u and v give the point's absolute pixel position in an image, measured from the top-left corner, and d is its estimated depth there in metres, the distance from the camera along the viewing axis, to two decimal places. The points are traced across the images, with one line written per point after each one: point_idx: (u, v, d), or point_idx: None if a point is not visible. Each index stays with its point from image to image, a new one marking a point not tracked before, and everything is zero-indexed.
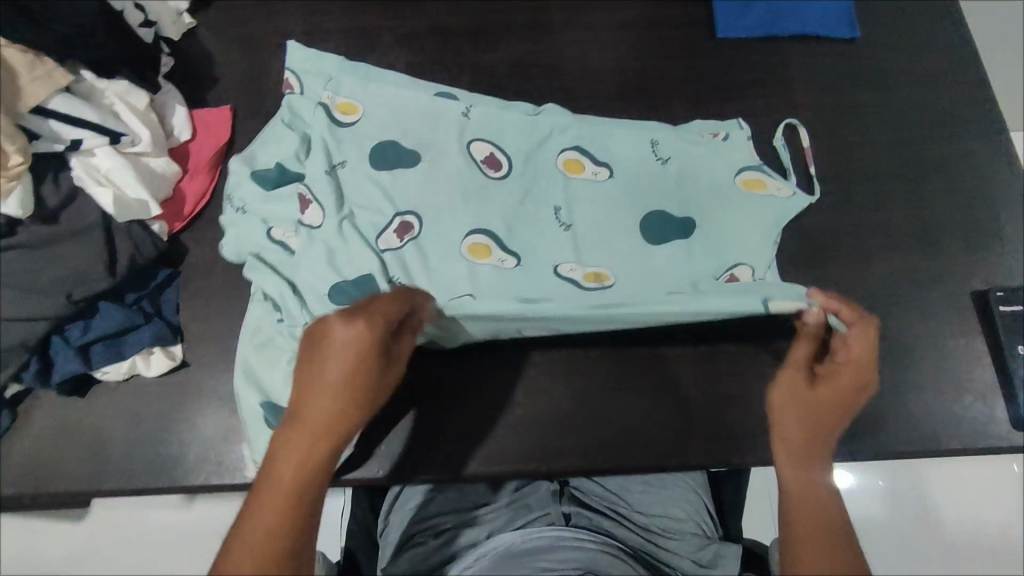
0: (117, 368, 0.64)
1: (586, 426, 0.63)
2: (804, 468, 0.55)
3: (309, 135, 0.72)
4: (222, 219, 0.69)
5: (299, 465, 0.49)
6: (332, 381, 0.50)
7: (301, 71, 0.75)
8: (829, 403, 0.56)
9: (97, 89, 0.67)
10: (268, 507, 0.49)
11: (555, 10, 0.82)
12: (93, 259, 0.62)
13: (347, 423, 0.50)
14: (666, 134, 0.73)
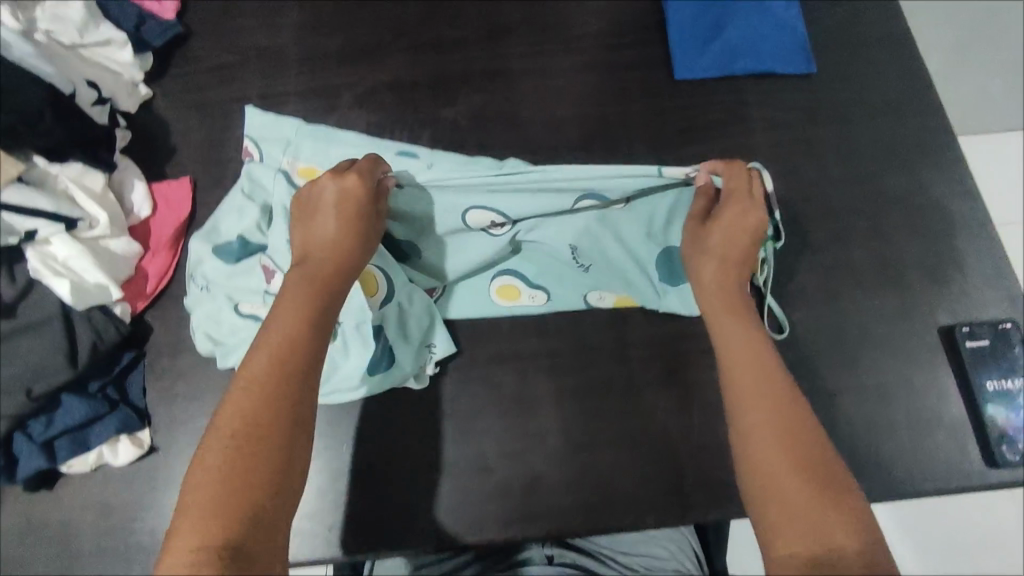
0: (83, 459, 0.63)
1: (562, 488, 0.63)
2: (719, 308, 0.59)
3: (269, 204, 0.69)
4: (188, 298, 0.68)
5: (303, 297, 0.52)
6: (325, 223, 0.55)
7: (261, 139, 0.75)
8: (723, 240, 0.61)
9: (50, 175, 0.66)
10: (274, 341, 0.50)
11: (513, 57, 0.81)
12: (52, 351, 0.61)
13: (342, 259, 0.55)
14: None
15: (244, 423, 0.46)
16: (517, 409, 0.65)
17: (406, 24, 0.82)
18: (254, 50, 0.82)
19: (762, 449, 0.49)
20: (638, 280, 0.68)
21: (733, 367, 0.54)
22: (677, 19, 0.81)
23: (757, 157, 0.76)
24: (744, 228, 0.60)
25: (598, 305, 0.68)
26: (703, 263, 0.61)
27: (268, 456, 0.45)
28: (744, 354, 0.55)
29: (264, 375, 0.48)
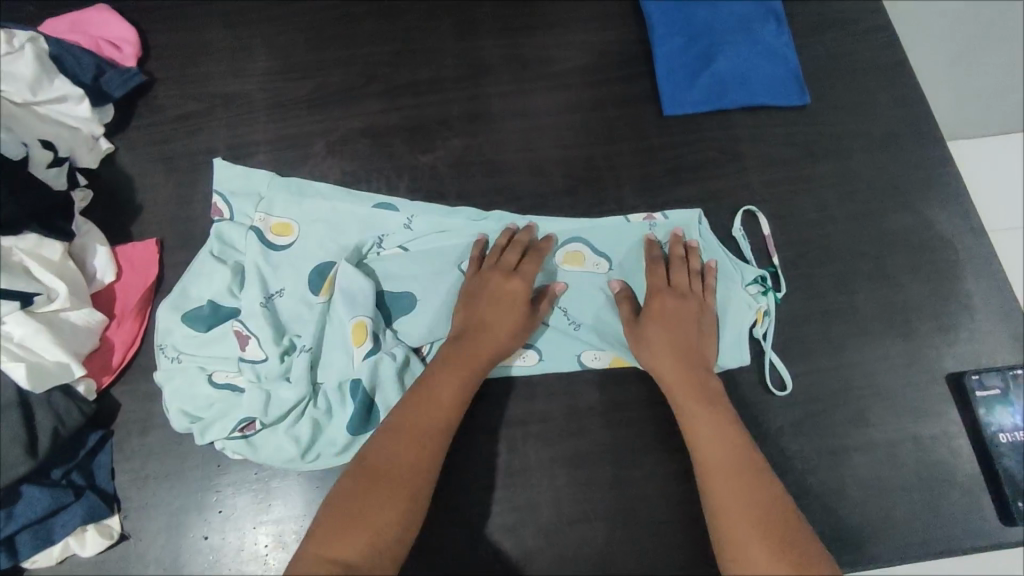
0: (48, 553, 0.59)
1: (557, 565, 0.59)
2: (683, 395, 0.60)
3: (240, 262, 0.68)
4: (157, 372, 0.64)
5: (462, 364, 0.61)
6: (492, 303, 0.65)
7: (234, 199, 0.72)
8: (661, 327, 0.64)
9: (3, 247, 0.62)
10: (428, 394, 0.59)
11: (493, 97, 0.77)
12: (10, 440, 0.57)
13: (498, 339, 0.63)
14: (623, 226, 0.71)
15: (393, 466, 0.54)
16: (508, 481, 0.62)
17: (380, 66, 0.78)
18: (221, 98, 0.78)
19: (744, 545, 0.50)
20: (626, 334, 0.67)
21: (708, 462, 0.56)
22: (663, 52, 0.78)
23: (752, 197, 0.72)
24: (676, 314, 0.64)
25: (594, 364, 0.66)
26: (651, 355, 0.63)
27: (400, 492, 0.52)
28: (719, 444, 0.56)
29: (415, 432, 0.56)
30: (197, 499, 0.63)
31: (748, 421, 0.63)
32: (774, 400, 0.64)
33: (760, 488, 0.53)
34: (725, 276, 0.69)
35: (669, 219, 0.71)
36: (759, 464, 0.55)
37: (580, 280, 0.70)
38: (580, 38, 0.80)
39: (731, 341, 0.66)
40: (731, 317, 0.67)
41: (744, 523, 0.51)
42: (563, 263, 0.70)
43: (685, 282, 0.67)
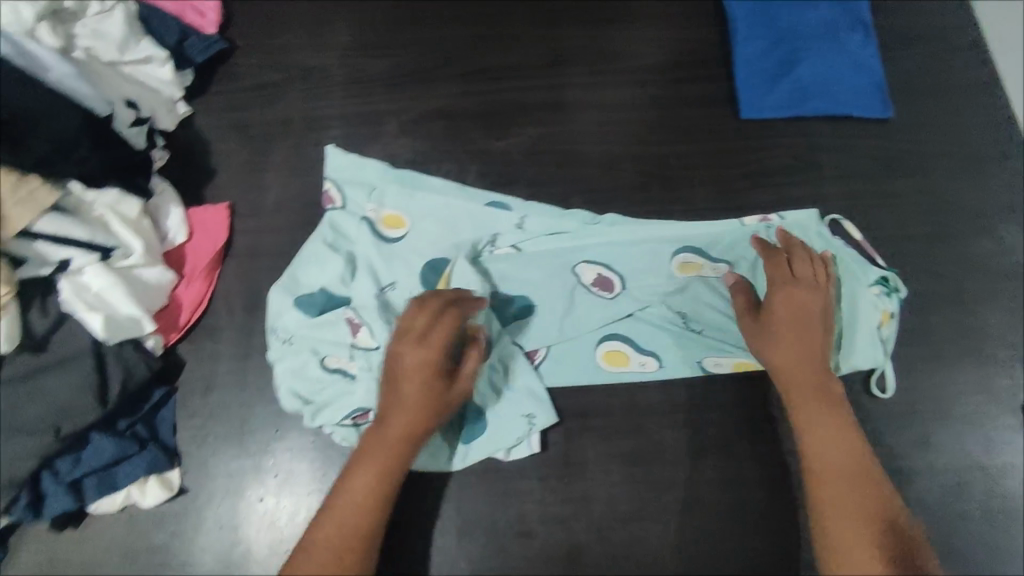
0: (112, 499, 0.61)
1: (608, 561, 0.60)
2: (801, 394, 0.59)
3: (354, 252, 0.68)
4: (270, 352, 0.66)
5: (388, 453, 0.55)
6: (412, 382, 0.56)
7: (345, 187, 0.72)
8: (784, 326, 0.61)
9: (85, 201, 0.63)
10: (353, 488, 0.54)
11: (569, 88, 0.77)
12: (82, 390, 0.58)
13: (417, 424, 0.56)
14: (755, 232, 0.68)
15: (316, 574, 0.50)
16: (564, 473, 0.62)
17: (458, 49, 0.78)
18: (298, 70, 0.78)
19: (850, 553, 0.50)
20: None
21: (822, 463, 0.56)
22: (744, 55, 0.76)
23: (827, 208, 0.71)
24: (800, 311, 0.61)
25: (715, 371, 0.64)
26: (772, 350, 0.60)
27: None
28: (834, 447, 0.56)
29: (337, 538, 0.52)
30: (256, 461, 0.64)
31: None
32: None
33: (873, 496, 0.53)
34: (851, 276, 0.66)
35: (794, 219, 0.70)
36: (873, 473, 0.55)
37: (705, 289, 0.67)
38: (661, 35, 0.79)
39: (861, 345, 0.64)
40: (857, 319, 0.65)
41: (854, 529, 0.51)
42: (683, 273, 0.67)
43: (809, 273, 0.63)
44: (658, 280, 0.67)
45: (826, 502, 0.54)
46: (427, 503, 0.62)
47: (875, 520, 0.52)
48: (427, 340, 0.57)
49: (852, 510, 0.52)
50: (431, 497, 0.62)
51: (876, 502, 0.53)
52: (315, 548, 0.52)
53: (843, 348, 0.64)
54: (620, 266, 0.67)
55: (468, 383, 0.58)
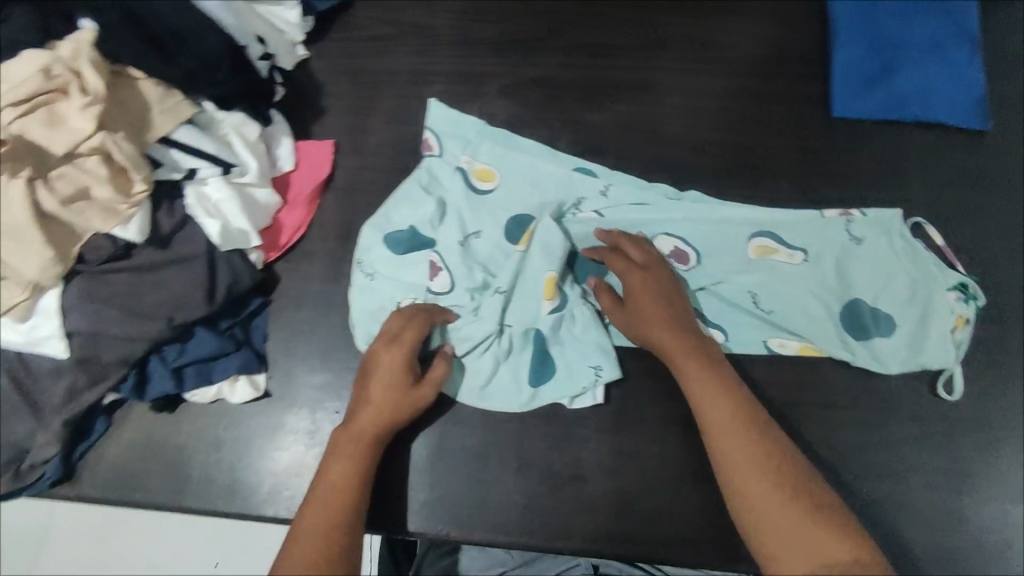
0: (206, 391, 0.67)
1: (654, 516, 0.63)
2: (683, 360, 0.60)
3: (442, 198, 0.71)
4: (353, 283, 0.70)
5: (351, 449, 0.59)
6: (375, 386, 0.61)
7: (437, 136, 0.75)
8: (654, 306, 0.63)
9: (215, 119, 0.69)
10: (327, 483, 0.57)
11: (665, 71, 0.79)
12: (195, 287, 0.64)
13: (376, 421, 0.60)
14: (839, 224, 0.69)
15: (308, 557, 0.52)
16: (622, 427, 0.66)
17: (562, 23, 0.82)
18: (410, 26, 0.83)
19: (785, 532, 0.50)
20: (824, 324, 0.66)
21: (711, 425, 0.57)
22: (844, 55, 0.77)
23: (910, 213, 0.72)
24: (658, 290, 0.63)
25: (781, 352, 0.67)
26: (648, 328, 0.62)
27: None
28: (716, 405, 0.57)
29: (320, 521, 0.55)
30: (335, 378, 0.69)
31: (864, 424, 0.65)
32: (897, 413, 0.65)
33: (761, 445, 0.54)
34: (928, 277, 0.67)
35: (875, 216, 0.69)
36: (763, 422, 0.56)
37: (784, 271, 0.68)
38: (761, 28, 0.80)
39: (932, 343, 0.65)
40: (931, 318, 0.66)
41: (760, 484, 0.52)
42: (754, 255, 0.69)
43: (647, 257, 0.66)
44: (733, 259, 0.69)
45: (728, 465, 0.54)
46: (489, 436, 0.66)
47: (773, 466, 0.53)
48: (394, 346, 0.62)
49: (753, 462, 0.53)
50: (494, 433, 0.66)
51: (769, 450, 0.54)
52: (302, 537, 0.53)
53: (914, 345, 0.66)
54: (696, 240, 0.69)
55: (438, 384, 0.63)
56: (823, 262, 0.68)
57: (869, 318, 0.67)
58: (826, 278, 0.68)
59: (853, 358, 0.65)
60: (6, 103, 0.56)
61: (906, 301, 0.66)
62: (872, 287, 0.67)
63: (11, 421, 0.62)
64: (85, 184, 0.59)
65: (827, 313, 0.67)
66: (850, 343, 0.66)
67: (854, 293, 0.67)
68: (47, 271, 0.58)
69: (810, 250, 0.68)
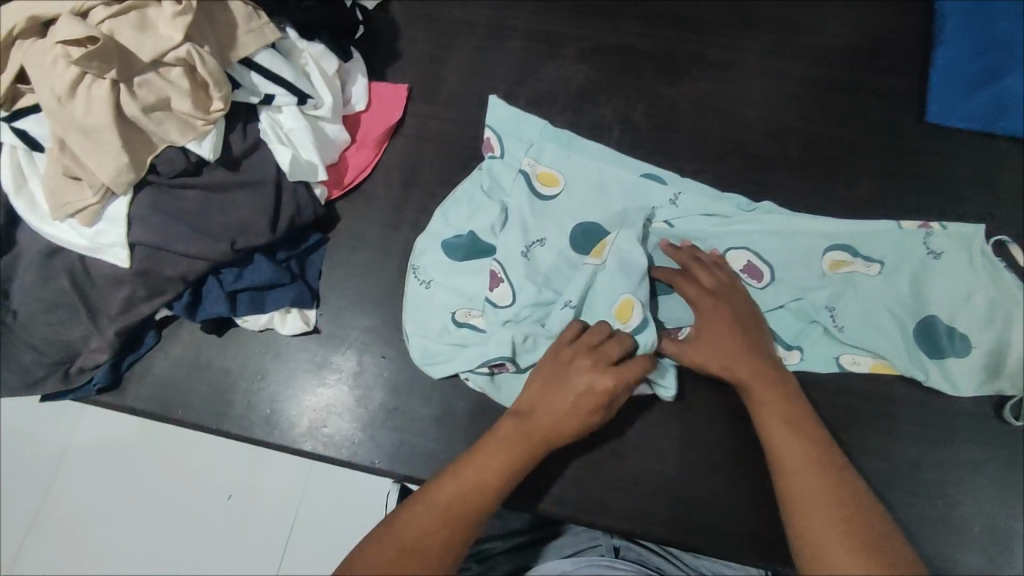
0: (257, 319, 0.66)
1: (696, 504, 0.61)
2: (756, 389, 0.57)
3: (504, 204, 0.69)
4: (407, 291, 0.68)
5: (511, 460, 0.54)
6: (567, 398, 0.56)
7: (496, 135, 0.72)
8: (727, 332, 0.60)
9: (297, 48, 0.68)
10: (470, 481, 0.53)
11: (753, 52, 0.76)
12: (259, 212, 0.64)
13: (555, 442, 0.56)
14: (918, 234, 0.66)
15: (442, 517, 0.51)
16: (672, 410, 0.64)
17: None
18: None
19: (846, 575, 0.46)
20: (896, 339, 0.64)
21: (779, 454, 0.53)
22: (946, 58, 0.73)
23: (996, 229, 0.69)
24: (733, 316, 0.61)
25: (853, 369, 0.65)
26: (717, 353, 0.59)
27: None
28: (786, 437, 0.54)
29: (461, 494, 0.52)
30: (385, 323, 0.68)
31: (921, 440, 0.63)
32: (958, 433, 0.63)
33: (832, 481, 0.51)
34: (1008, 298, 0.64)
35: (951, 231, 0.66)
36: (835, 460, 0.52)
37: (859, 285, 0.66)
38: (860, 21, 0.77)
39: (1009, 367, 0.62)
40: (1010, 340, 0.63)
41: (828, 523, 0.48)
42: (828, 270, 0.66)
43: (721, 282, 0.63)
44: (808, 274, 0.66)
45: (795, 498, 0.51)
46: None
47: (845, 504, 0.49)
48: (601, 365, 0.57)
49: (817, 495, 0.50)
50: None
51: (841, 488, 0.50)
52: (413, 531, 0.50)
53: (990, 368, 0.63)
54: (764, 251, 0.67)
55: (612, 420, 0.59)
56: (900, 275, 0.65)
57: (945, 341, 0.64)
58: (901, 293, 0.65)
59: (927, 380, 0.63)
60: (99, 3, 0.57)
61: (986, 322, 0.63)
62: (949, 306, 0.64)
63: (69, 323, 0.63)
64: (165, 93, 0.58)
65: (900, 331, 0.64)
66: (924, 363, 0.64)
67: (931, 310, 0.65)
68: (119, 177, 0.58)
69: (887, 262, 0.66)
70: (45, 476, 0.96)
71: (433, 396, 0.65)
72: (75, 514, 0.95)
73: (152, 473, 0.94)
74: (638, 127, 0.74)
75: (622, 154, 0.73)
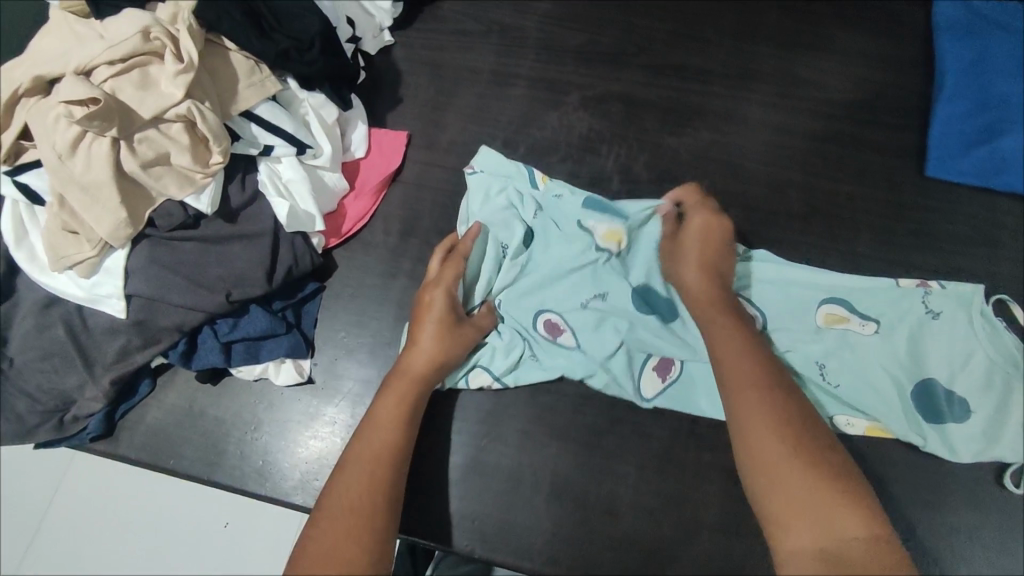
0: (251, 368, 0.66)
1: (688, 567, 0.60)
2: (720, 345, 0.58)
3: (505, 222, 0.69)
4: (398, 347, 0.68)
5: (397, 405, 0.59)
6: (424, 318, 0.63)
7: (521, 167, 0.72)
8: (695, 249, 0.64)
9: (297, 99, 0.68)
10: (369, 447, 0.56)
11: (753, 101, 0.76)
12: (256, 263, 0.64)
13: (430, 363, 0.61)
14: (917, 294, 0.66)
15: (352, 492, 0.53)
16: (664, 467, 0.63)
17: (652, 40, 0.80)
18: (497, 25, 0.82)
19: (803, 514, 0.47)
20: (892, 401, 0.63)
21: (733, 388, 0.55)
22: (947, 111, 0.73)
23: (997, 288, 0.68)
24: (708, 237, 0.64)
25: (848, 431, 0.63)
26: (685, 272, 0.64)
27: (348, 557, 0.48)
28: (744, 391, 0.54)
29: (363, 462, 0.55)
30: (377, 373, 0.68)
31: (918, 504, 0.62)
32: (956, 498, 0.62)
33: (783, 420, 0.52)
34: (1008, 362, 0.63)
35: (947, 285, 0.66)
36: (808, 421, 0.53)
37: (855, 344, 0.65)
38: (858, 72, 0.77)
39: (1009, 433, 0.61)
40: (1010, 404, 0.61)
41: (794, 472, 0.49)
42: (822, 326, 0.66)
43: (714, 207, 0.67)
44: (803, 331, 0.66)
45: (756, 459, 0.51)
46: (526, 458, 0.65)
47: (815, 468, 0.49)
48: (441, 278, 0.65)
49: (769, 432, 0.51)
50: (532, 455, 0.65)
51: (813, 455, 0.50)
52: (335, 510, 0.51)
53: (989, 434, 0.62)
54: (758, 299, 0.68)
55: (451, 304, 0.64)
56: (897, 335, 0.65)
57: (941, 406, 0.63)
58: (898, 353, 0.64)
59: (923, 445, 0.62)
60: (103, 62, 0.57)
61: (984, 385, 0.62)
62: (946, 368, 0.63)
63: (63, 372, 0.63)
64: (165, 149, 0.59)
65: (898, 394, 0.63)
66: (920, 426, 0.63)
67: (929, 371, 0.64)
68: (117, 231, 0.58)
69: (883, 321, 0.66)
70: (31, 512, 0.94)
71: (425, 450, 0.65)
72: (56, 555, 0.92)
73: (135, 514, 0.91)
74: (636, 176, 0.74)
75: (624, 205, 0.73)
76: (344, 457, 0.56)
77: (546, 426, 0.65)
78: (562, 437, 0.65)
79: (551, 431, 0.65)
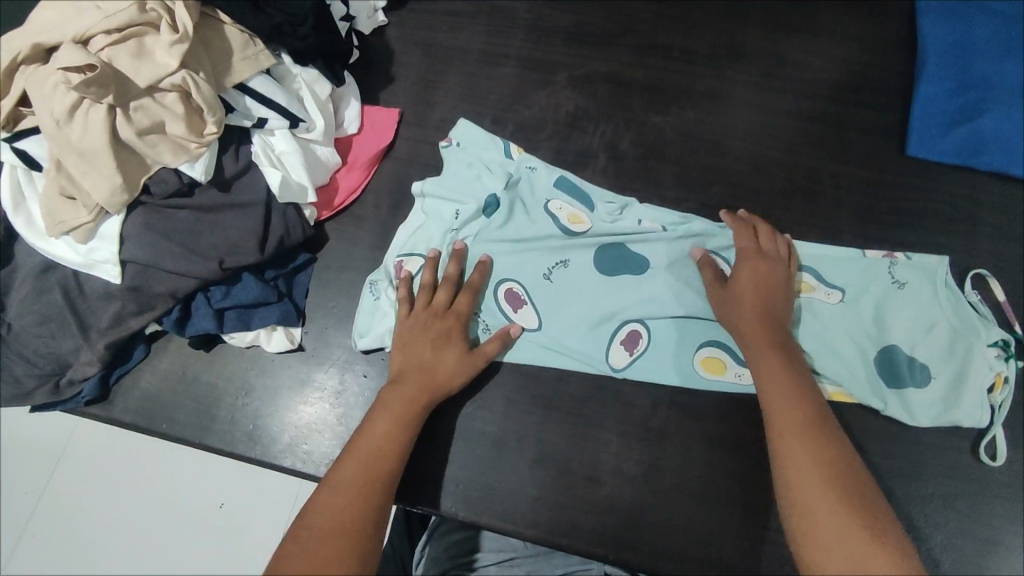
0: (243, 335, 0.68)
1: (668, 529, 0.62)
2: (762, 362, 0.59)
3: (477, 190, 0.72)
4: (360, 302, 0.69)
5: (401, 413, 0.60)
6: (428, 328, 0.64)
7: (497, 140, 0.76)
8: (750, 288, 0.64)
9: (290, 73, 0.69)
10: (365, 458, 0.56)
11: (738, 81, 0.78)
12: (248, 232, 0.65)
13: (440, 379, 0.62)
14: (885, 263, 0.68)
15: (343, 504, 0.53)
16: (645, 434, 0.65)
17: (640, 22, 0.81)
18: (490, 7, 0.83)
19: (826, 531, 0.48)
20: (854, 366, 0.65)
21: (769, 397, 0.57)
22: (929, 91, 0.75)
23: (976, 262, 0.70)
24: (764, 281, 0.64)
25: None
26: (739, 312, 0.63)
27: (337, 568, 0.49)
28: (780, 393, 0.57)
29: (355, 472, 0.55)
30: None
31: (894, 472, 0.63)
32: (932, 466, 0.63)
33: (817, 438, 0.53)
34: (968, 329, 0.65)
35: (908, 259, 0.69)
36: (846, 456, 0.52)
37: (821, 310, 0.67)
38: (842, 53, 0.78)
39: (967, 401, 0.63)
40: (968, 373, 0.64)
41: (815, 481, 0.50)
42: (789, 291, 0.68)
43: (774, 247, 0.67)
44: None
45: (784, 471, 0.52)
46: (510, 425, 0.66)
47: (840, 493, 0.49)
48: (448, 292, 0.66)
49: (800, 437, 0.53)
50: (516, 422, 0.66)
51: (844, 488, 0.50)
52: (320, 516, 0.52)
53: (949, 400, 0.63)
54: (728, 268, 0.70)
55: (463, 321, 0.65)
56: (862, 303, 0.67)
57: (901, 371, 0.64)
58: (863, 322, 0.66)
59: (881, 408, 0.63)
60: (100, 31, 0.59)
61: (945, 353, 0.64)
62: (909, 336, 0.65)
63: (60, 336, 0.65)
64: (160, 117, 0.60)
65: (860, 358, 0.65)
66: (882, 391, 0.64)
67: (892, 339, 0.65)
68: (114, 196, 0.60)
69: (848, 290, 0.68)
70: (31, 485, 0.96)
71: None
72: (54, 528, 0.93)
73: (134, 485, 0.93)
74: (623, 153, 0.76)
75: (608, 181, 0.75)
76: (335, 467, 0.56)
77: (531, 395, 0.67)
78: (546, 405, 0.66)
79: (535, 399, 0.67)
